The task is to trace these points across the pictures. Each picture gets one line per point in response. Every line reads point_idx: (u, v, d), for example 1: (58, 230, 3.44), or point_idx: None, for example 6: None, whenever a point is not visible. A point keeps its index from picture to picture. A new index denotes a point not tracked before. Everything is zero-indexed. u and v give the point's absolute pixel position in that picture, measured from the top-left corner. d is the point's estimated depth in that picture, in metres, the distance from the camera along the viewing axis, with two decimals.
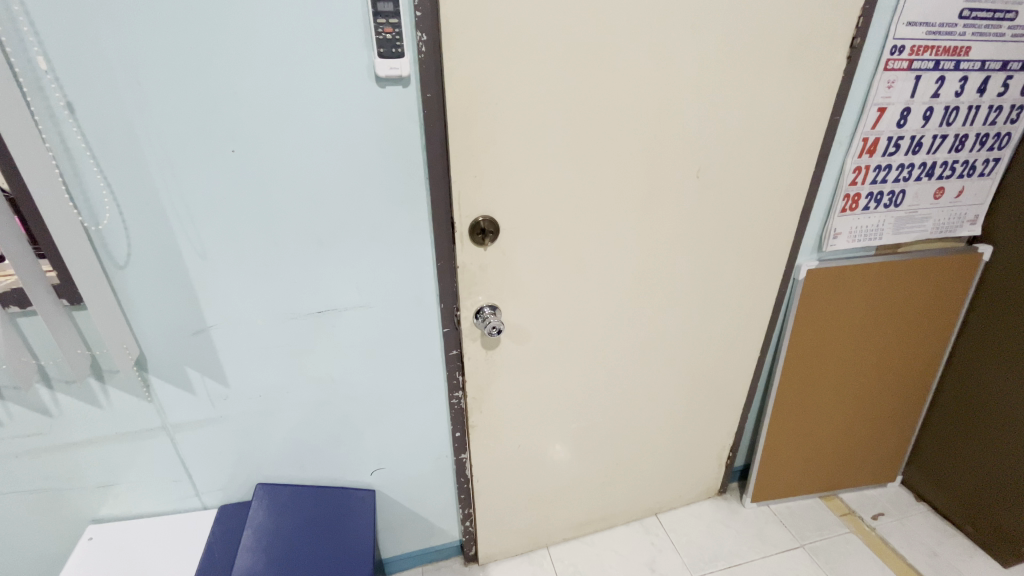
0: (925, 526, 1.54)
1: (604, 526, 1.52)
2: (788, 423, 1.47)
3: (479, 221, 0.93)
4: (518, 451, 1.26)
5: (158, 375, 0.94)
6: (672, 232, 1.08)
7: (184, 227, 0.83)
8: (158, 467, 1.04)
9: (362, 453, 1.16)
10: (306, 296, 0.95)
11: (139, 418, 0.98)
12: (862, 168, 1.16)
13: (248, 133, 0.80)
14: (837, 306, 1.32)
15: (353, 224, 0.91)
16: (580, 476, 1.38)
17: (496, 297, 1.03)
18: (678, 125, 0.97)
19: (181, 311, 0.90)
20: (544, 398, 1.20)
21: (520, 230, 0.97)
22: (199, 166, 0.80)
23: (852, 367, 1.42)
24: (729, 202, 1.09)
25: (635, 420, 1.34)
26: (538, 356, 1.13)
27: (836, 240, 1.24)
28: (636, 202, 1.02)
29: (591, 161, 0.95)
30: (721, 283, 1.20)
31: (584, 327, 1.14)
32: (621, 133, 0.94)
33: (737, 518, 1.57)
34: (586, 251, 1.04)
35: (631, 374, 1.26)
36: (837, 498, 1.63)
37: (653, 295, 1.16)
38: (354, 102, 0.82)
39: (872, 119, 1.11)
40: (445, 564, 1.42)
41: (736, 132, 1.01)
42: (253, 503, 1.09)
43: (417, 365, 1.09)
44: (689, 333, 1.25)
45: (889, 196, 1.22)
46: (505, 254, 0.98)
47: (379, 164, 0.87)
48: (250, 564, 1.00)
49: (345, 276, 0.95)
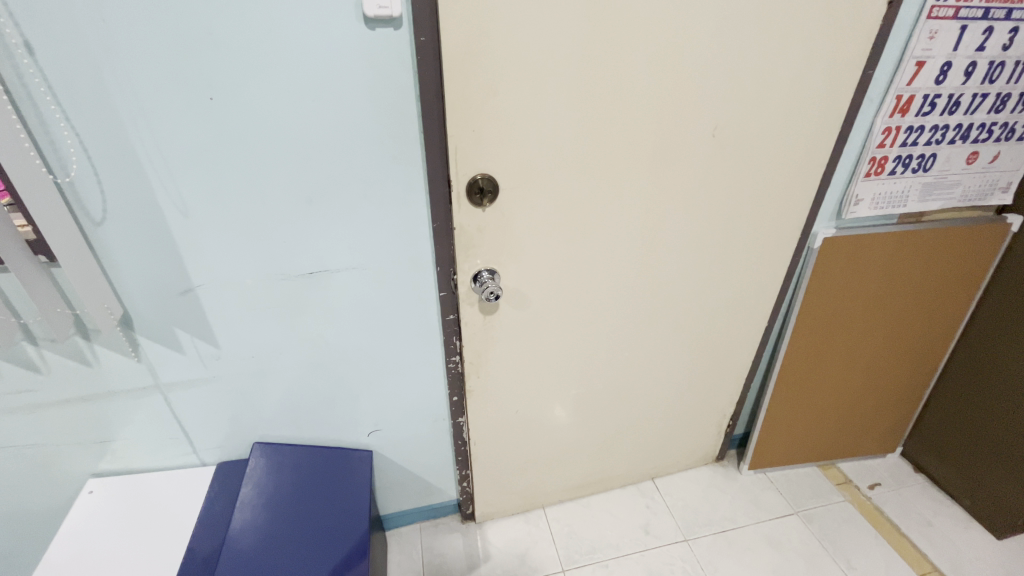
0: (921, 496, 1.55)
1: (600, 488, 1.53)
2: (791, 395, 1.45)
3: (477, 180, 0.87)
4: (515, 415, 1.25)
5: (145, 335, 0.92)
6: (681, 195, 1.02)
7: (164, 180, 0.78)
8: (155, 424, 1.03)
9: (358, 415, 1.16)
10: (296, 257, 0.91)
11: (130, 378, 0.96)
12: (892, 129, 1.07)
13: (226, 80, 0.74)
14: (853, 275, 1.27)
15: (343, 181, 0.86)
16: (577, 440, 1.38)
17: (496, 260, 0.98)
18: (694, 80, 0.89)
19: (166, 271, 0.86)
20: (542, 363, 1.18)
21: (521, 191, 0.91)
22: (176, 117, 0.74)
23: (862, 338, 1.38)
24: (743, 165, 1.03)
25: (634, 386, 1.33)
26: (536, 321, 1.10)
27: (857, 207, 1.17)
28: (645, 163, 0.96)
29: (599, 117, 0.88)
30: (731, 249, 1.15)
31: (586, 293, 1.10)
32: (632, 84, 0.86)
33: (734, 484, 1.58)
34: (590, 214, 0.99)
35: (631, 343, 1.23)
36: (835, 467, 1.63)
37: (658, 261, 1.11)
38: (340, 45, 0.75)
39: (909, 74, 1.01)
40: (443, 521, 1.45)
41: (756, 88, 0.93)
42: (252, 460, 1.11)
43: (413, 330, 1.06)
44: (693, 300, 1.21)
45: (919, 159, 1.13)
46: (504, 216, 0.93)
47: (369, 116, 0.81)
48: (249, 519, 1.03)
49: (335, 237, 0.91)
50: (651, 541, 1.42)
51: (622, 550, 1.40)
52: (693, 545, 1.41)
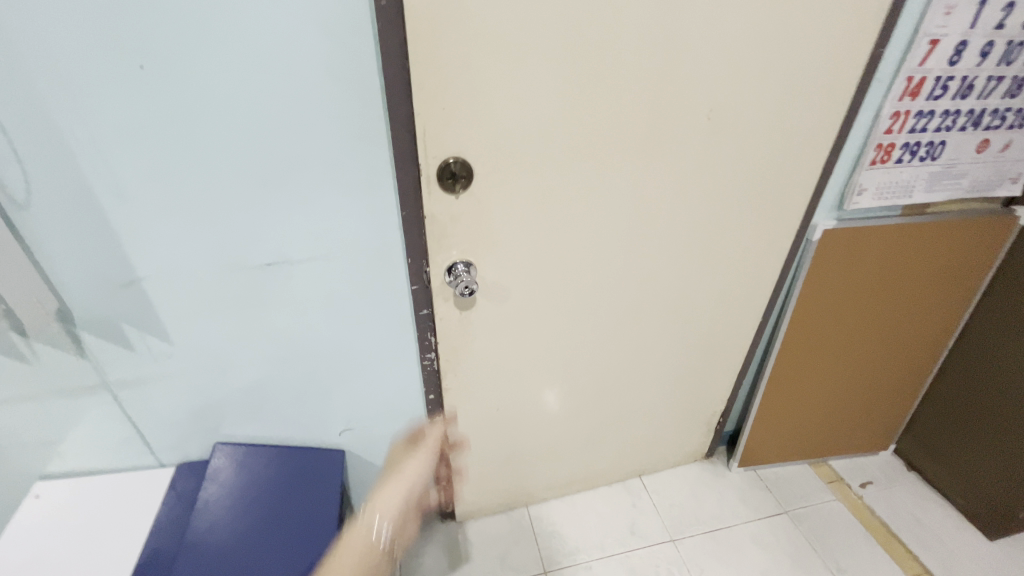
0: (912, 495, 1.51)
1: (585, 486, 1.49)
2: (784, 392, 1.40)
3: (449, 163, 0.79)
4: (496, 412, 1.20)
5: (88, 331, 0.84)
6: (672, 183, 0.96)
7: (96, 160, 0.70)
8: (106, 424, 0.96)
9: (329, 413, 1.09)
10: (252, 247, 0.83)
11: (74, 376, 0.89)
12: (901, 113, 1.00)
13: (160, 46, 0.65)
14: (853, 270, 1.21)
15: (300, 163, 0.78)
16: (562, 437, 1.33)
17: (471, 252, 0.91)
18: (690, 55, 0.81)
19: (105, 261, 0.79)
20: (523, 359, 1.12)
21: (498, 176, 0.84)
22: (104, 89, 0.66)
23: (860, 335, 1.33)
24: (739, 151, 0.95)
25: (621, 382, 1.27)
26: (517, 316, 1.04)
27: (861, 197, 1.10)
28: (634, 147, 0.89)
29: (583, 95, 0.80)
30: (724, 241, 1.09)
31: (569, 286, 1.04)
32: (620, 59, 0.78)
33: (723, 482, 1.54)
34: (574, 202, 0.92)
35: (618, 338, 1.18)
36: (826, 465, 1.59)
37: (646, 253, 1.04)
38: (290, 8, 0.66)
39: (922, 53, 0.93)
40: (422, 519, 1.41)
41: (757, 66, 0.86)
42: (217, 459, 1.05)
43: (385, 324, 1.00)
44: (683, 293, 1.15)
45: (927, 147, 1.06)
46: (480, 203, 0.86)
47: (326, 91, 0.73)
48: (211, 522, 0.97)
49: (295, 225, 0.83)
50: (636, 541, 1.38)
51: (606, 550, 1.36)
52: (679, 545, 1.37)
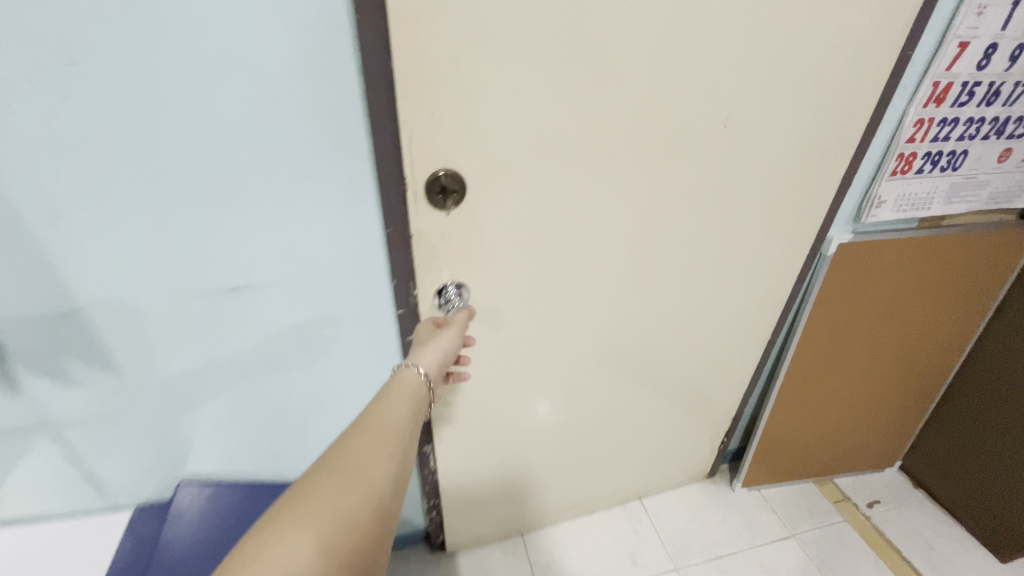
0: (921, 515, 1.46)
1: (583, 511, 1.41)
2: (791, 411, 1.33)
3: (438, 177, 0.70)
4: (489, 439, 1.11)
5: (23, 366, 0.75)
6: (682, 197, 0.88)
7: (24, 175, 0.61)
8: (51, 466, 0.87)
9: (306, 447, 0.99)
10: (212, 270, 0.73)
11: (11, 415, 0.79)
12: (925, 121, 0.93)
13: (96, 41, 0.56)
14: (868, 285, 1.14)
15: (267, 176, 0.68)
16: (559, 462, 1.25)
17: (464, 273, 0.82)
18: (706, 57, 0.73)
19: (40, 289, 0.69)
20: (519, 384, 1.04)
21: (494, 191, 0.75)
22: (31, 94, 0.57)
23: (872, 352, 1.27)
24: (754, 162, 0.88)
25: (622, 405, 1.20)
26: (512, 339, 0.96)
27: (879, 209, 1.03)
28: (643, 158, 0.81)
29: (589, 101, 0.72)
30: (734, 257, 1.02)
31: (570, 307, 0.96)
32: (630, 61, 0.70)
33: (726, 504, 1.47)
34: (576, 218, 0.83)
35: (620, 359, 1.10)
36: (832, 484, 1.53)
37: (652, 271, 0.97)
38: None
39: (950, 57, 0.86)
40: (411, 551, 1.31)
41: (778, 70, 0.78)
42: (183, 495, 0.94)
43: (368, 352, 0.90)
44: (689, 312, 1.08)
45: (949, 156, 1.00)
46: (473, 220, 0.77)
47: (296, 94, 0.64)
48: (173, 567, 0.87)
49: (262, 245, 0.73)
50: (638, 571, 1.30)
51: None
52: None
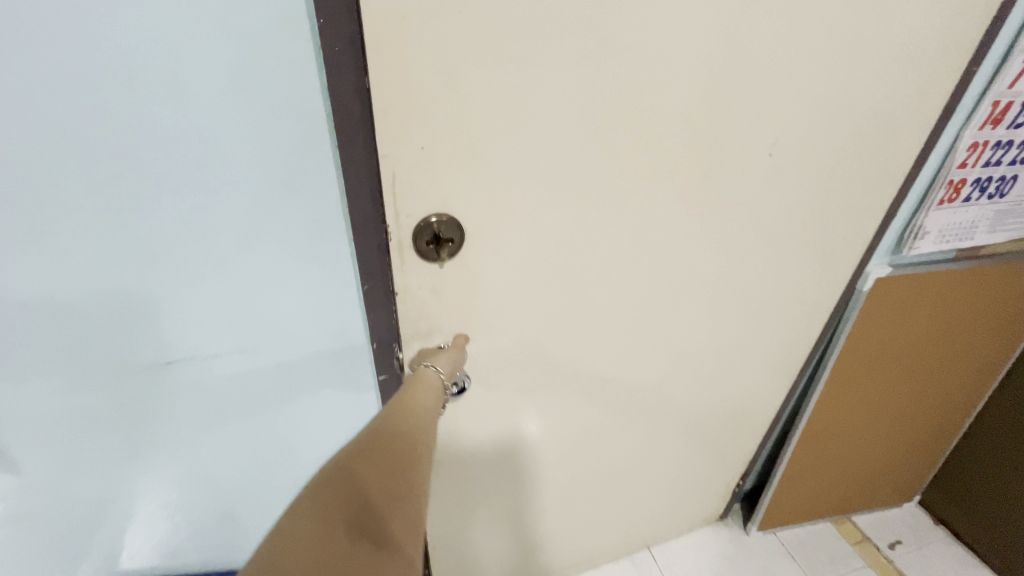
0: (945, 556, 1.38)
1: (589, 566, 1.28)
2: (812, 452, 1.23)
3: (430, 223, 0.57)
4: (488, 502, 0.98)
5: None
6: (716, 236, 0.75)
7: None
8: None
9: None
10: (147, 338, 0.64)
11: None
12: (979, 145, 0.82)
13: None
14: (903, 320, 1.04)
15: (212, 230, 0.58)
16: (565, 519, 1.13)
17: (461, 330, 0.69)
18: (754, 78, 0.61)
19: None
20: (523, 442, 0.91)
21: (498, 235, 0.62)
22: None
23: (901, 388, 1.17)
24: (797, 195, 0.76)
25: (635, 456, 1.08)
26: (517, 397, 0.82)
27: (922, 241, 0.92)
28: (676, 195, 0.68)
29: (616, 130, 0.59)
30: (765, 299, 0.90)
31: (584, 361, 0.82)
32: (666, 81, 0.58)
33: (742, 551, 1.36)
34: (596, 265, 0.70)
35: (636, 410, 0.98)
36: (850, 523, 1.44)
37: (677, 318, 0.84)
38: None
39: (1014, 73, 0.76)
40: None
41: (830, 91, 0.66)
42: None
43: (338, 420, 0.78)
44: (712, 358, 0.96)
45: (998, 182, 0.90)
46: (473, 270, 0.64)
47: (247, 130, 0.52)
48: None
49: (206, 309, 0.63)
50: None
51: None
52: None
